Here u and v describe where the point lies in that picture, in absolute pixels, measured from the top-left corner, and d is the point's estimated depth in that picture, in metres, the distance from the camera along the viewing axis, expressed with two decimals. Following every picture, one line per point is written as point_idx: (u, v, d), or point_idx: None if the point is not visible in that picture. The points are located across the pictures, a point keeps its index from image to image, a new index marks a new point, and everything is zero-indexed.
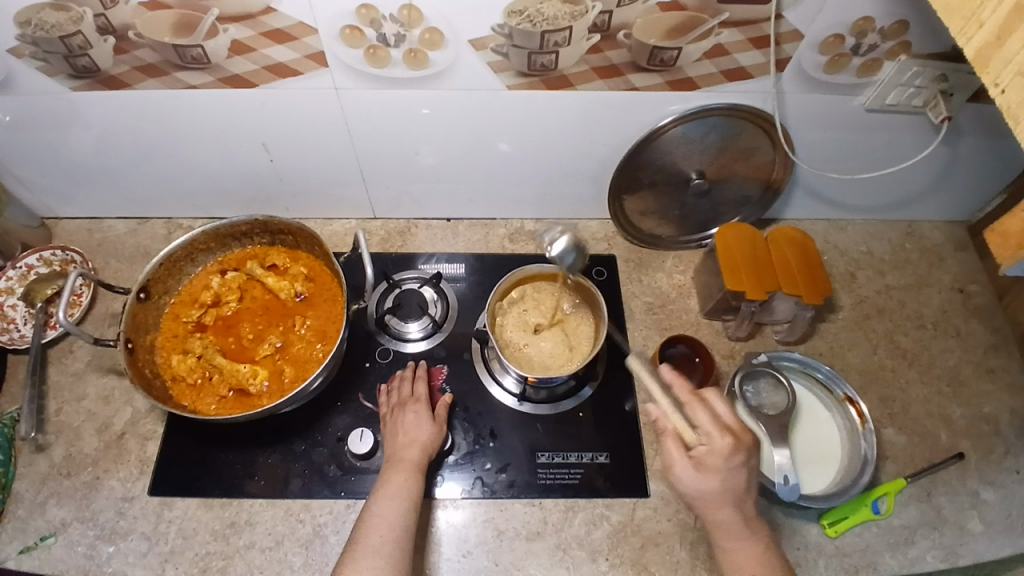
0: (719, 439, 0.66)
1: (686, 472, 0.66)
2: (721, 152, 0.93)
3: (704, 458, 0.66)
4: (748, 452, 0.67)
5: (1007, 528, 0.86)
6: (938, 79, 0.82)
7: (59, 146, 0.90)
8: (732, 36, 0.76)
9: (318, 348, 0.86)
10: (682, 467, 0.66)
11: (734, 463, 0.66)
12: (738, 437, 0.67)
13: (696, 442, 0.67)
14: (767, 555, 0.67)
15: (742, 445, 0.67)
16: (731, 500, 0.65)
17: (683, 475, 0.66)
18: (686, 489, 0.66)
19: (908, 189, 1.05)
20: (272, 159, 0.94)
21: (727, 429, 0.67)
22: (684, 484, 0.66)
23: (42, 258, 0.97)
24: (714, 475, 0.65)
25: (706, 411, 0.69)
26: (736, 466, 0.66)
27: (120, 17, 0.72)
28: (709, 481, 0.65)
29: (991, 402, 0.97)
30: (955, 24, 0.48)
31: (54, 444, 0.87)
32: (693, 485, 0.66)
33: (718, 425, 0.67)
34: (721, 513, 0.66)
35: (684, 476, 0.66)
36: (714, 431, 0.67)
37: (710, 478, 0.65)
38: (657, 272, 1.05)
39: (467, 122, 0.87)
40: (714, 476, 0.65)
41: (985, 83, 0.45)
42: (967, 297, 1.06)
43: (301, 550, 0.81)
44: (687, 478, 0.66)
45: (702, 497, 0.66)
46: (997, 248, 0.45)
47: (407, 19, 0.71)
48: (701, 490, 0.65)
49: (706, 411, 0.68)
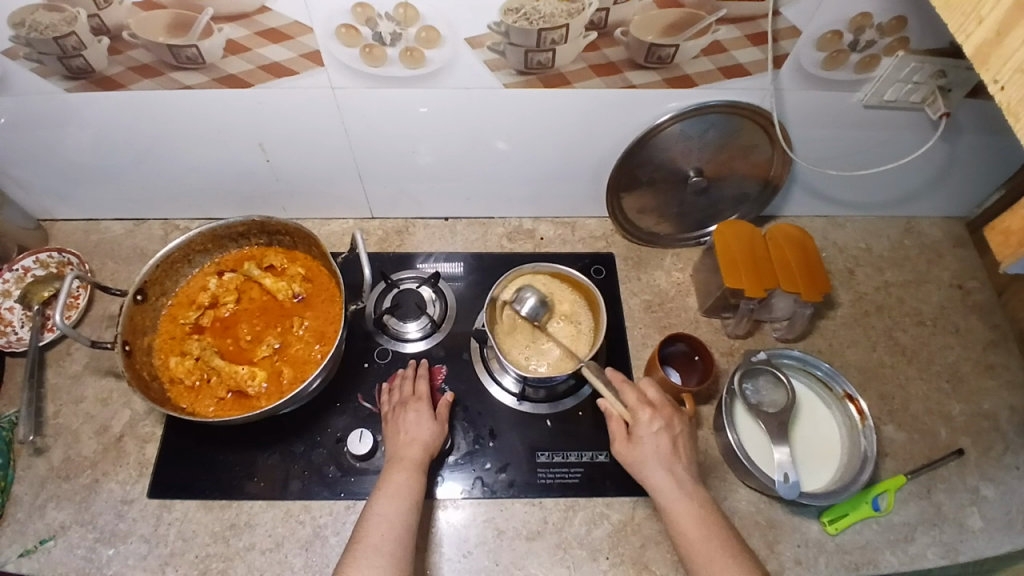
0: (640, 409, 0.75)
1: (623, 448, 0.74)
2: (719, 149, 0.93)
3: (634, 430, 0.74)
4: (672, 421, 0.75)
5: (1007, 524, 0.86)
6: (937, 75, 0.82)
7: (55, 148, 0.90)
8: (729, 32, 0.75)
9: (317, 349, 0.86)
10: (620, 445, 0.75)
11: (657, 429, 0.74)
12: (657, 408, 0.75)
13: (626, 420, 0.76)
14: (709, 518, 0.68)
15: (663, 415, 0.75)
16: (660, 463, 0.72)
17: (620, 452, 0.74)
18: (626, 463, 0.74)
19: (907, 185, 1.05)
20: (269, 159, 0.93)
21: (649, 403, 0.76)
22: (622, 457, 0.74)
23: (39, 260, 0.97)
24: (641, 442, 0.73)
25: (631, 389, 0.78)
26: (658, 430, 0.73)
27: (115, 16, 0.71)
28: (637, 448, 0.73)
29: (991, 398, 0.97)
30: (955, 20, 0.48)
31: (53, 447, 0.87)
32: (629, 457, 0.73)
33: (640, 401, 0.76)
34: (656, 477, 0.71)
35: (622, 451, 0.74)
36: (635, 404, 0.76)
37: (638, 445, 0.73)
38: (656, 270, 1.05)
39: (463, 122, 0.87)
40: (641, 443, 0.73)
41: (985, 80, 0.45)
42: (966, 293, 1.06)
43: (301, 551, 0.81)
44: (625, 453, 0.74)
45: (638, 467, 0.72)
46: (998, 246, 0.45)
47: (404, 18, 0.71)
48: (636, 459, 0.73)
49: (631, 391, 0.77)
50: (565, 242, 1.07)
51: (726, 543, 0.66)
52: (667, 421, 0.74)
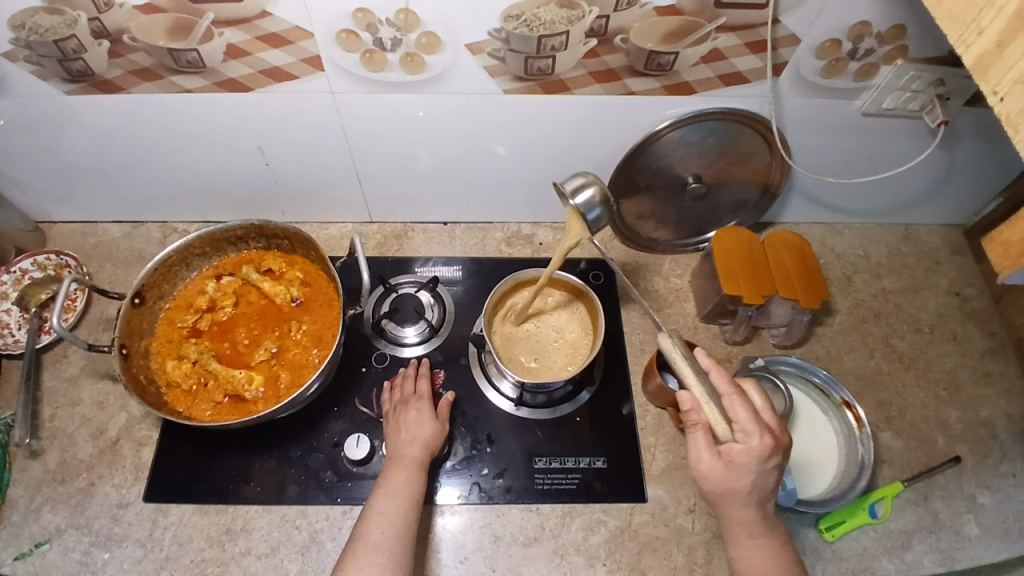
0: (759, 439, 0.64)
1: (713, 470, 0.65)
2: (718, 156, 0.93)
3: (735, 457, 0.64)
4: (781, 454, 0.66)
5: (1004, 532, 0.87)
6: (935, 83, 0.82)
7: (54, 150, 0.90)
8: (729, 40, 0.76)
9: (315, 354, 0.86)
10: (709, 465, 0.65)
11: (768, 463, 0.65)
12: (774, 438, 0.65)
13: (730, 438, 0.65)
14: (779, 553, 0.67)
15: (778, 448, 0.65)
16: (752, 500, 0.65)
17: (706, 471, 0.66)
18: (712, 489, 0.66)
19: (906, 192, 1.05)
20: (268, 162, 0.93)
21: (764, 428, 0.65)
22: (712, 479, 0.65)
23: (36, 262, 0.97)
24: (745, 476, 0.64)
25: (743, 404, 0.66)
26: (767, 466, 0.65)
27: (115, 20, 0.71)
28: (737, 481, 0.64)
29: (988, 406, 0.97)
30: (954, 31, 0.48)
31: (48, 450, 0.87)
32: (723, 486, 0.65)
33: (757, 423, 0.65)
34: (741, 511, 0.66)
35: (711, 472, 0.65)
36: (752, 427, 0.65)
37: (737, 477, 0.64)
38: (654, 276, 1.05)
39: (463, 127, 0.87)
40: (744, 476, 0.64)
41: (985, 91, 0.45)
42: (963, 301, 1.06)
43: (298, 556, 0.80)
44: (713, 475, 0.65)
45: (721, 494, 0.66)
46: (996, 257, 0.44)
47: (404, 23, 0.71)
48: (723, 490, 0.65)
49: (745, 404, 0.66)
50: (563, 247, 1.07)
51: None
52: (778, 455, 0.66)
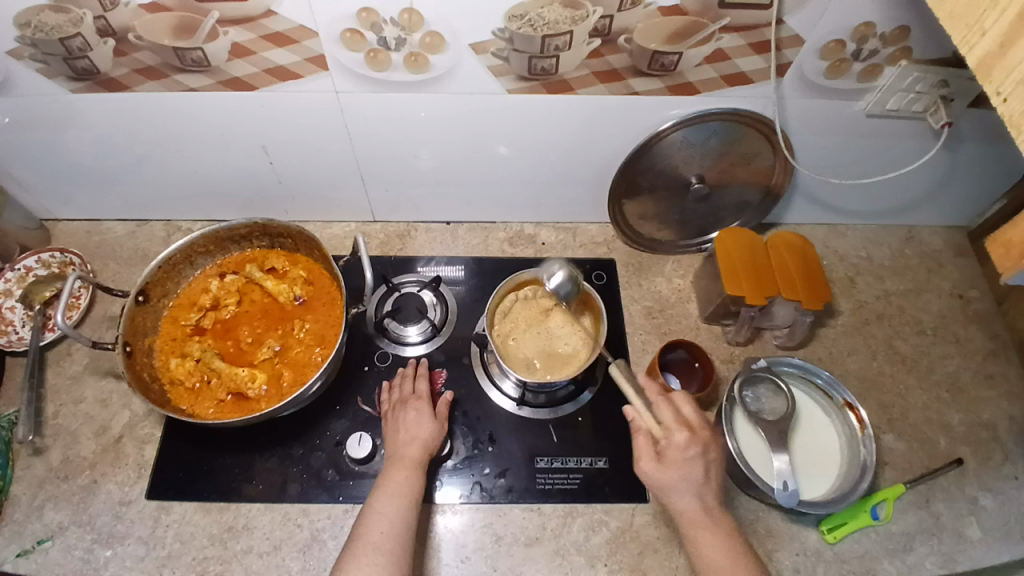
0: (679, 432, 0.72)
1: (652, 467, 0.71)
2: (721, 157, 0.93)
3: (666, 450, 0.71)
4: (707, 448, 0.72)
5: (1006, 534, 0.86)
6: (939, 85, 0.82)
7: (58, 148, 0.90)
8: (732, 41, 0.76)
9: (317, 352, 0.86)
10: (649, 464, 0.71)
11: (695, 455, 0.71)
12: (695, 432, 0.72)
13: (658, 436, 0.73)
14: (738, 550, 0.68)
15: (705, 443, 0.72)
16: (690, 490, 0.69)
17: (648, 471, 0.71)
18: (651, 485, 0.71)
19: (909, 193, 1.05)
20: (271, 161, 0.94)
21: (685, 425, 0.73)
22: (652, 477, 0.70)
23: (41, 260, 0.97)
24: (674, 466, 0.70)
25: (668, 407, 0.75)
26: (695, 457, 0.70)
27: (120, 19, 0.71)
28: (669, 474, 0.70)
29: (990, 408, 0.96)
30: (957, 32, 0.48)
31: (52, 448, 0.87)
32: (659, 479, 0.70)
33: (677, 421, 0.73)
34: (684, 504, 0.69)
35: (651, 470, 0.70)
36: (671, 424, 0.73)
37: (671, 468, 0.70)
38: (657, 276, 1.05)
39: (466, 127, 0.87)
40: (674, 468, 0.70)
41: (988, 91, 0.45)
42: (966, 303, 1.06)
43: (299, 554, 0.80)
44: (653, 473, 0.70)
45: (664, 491, 0.70)
46: (999, 258, 0.44)
47: (408, 23, 0.71)
48: (661, 484, 0.70)
49: (668, 407, 0.75)
50: (566, 248, 1.07)
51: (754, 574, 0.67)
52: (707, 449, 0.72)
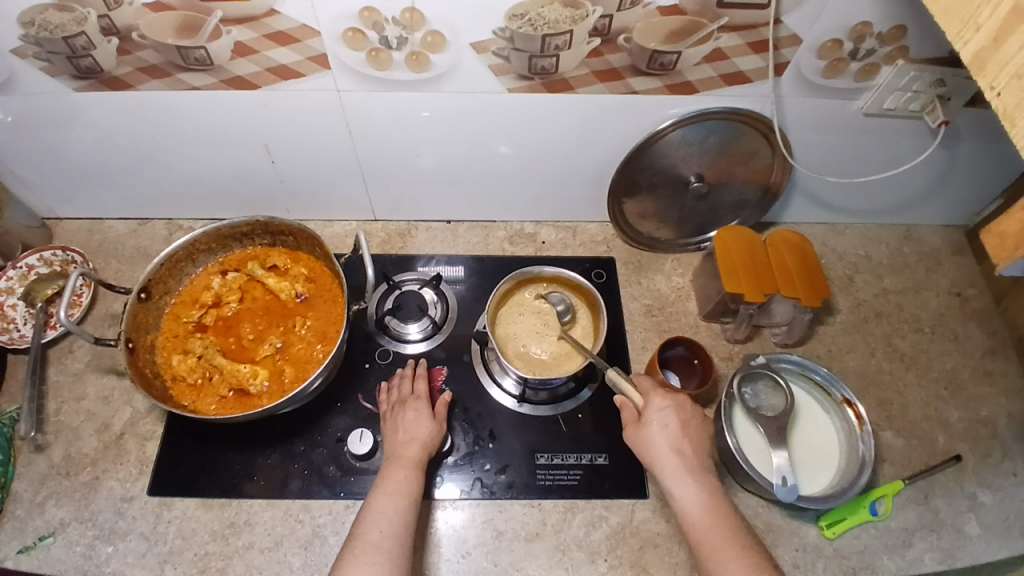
0: (654, 393, 0.76)
1: (633, 431, 0.76)
2: (720, 155, 0.94)
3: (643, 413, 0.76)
4: (684, 404, 0.75)
5: (1005, 531, 0.87)
6: (936, 84, 0.83)
7: (61, 147, 0.91)
8: (731, 40, 0.76)
9: (319, 349, 0.87)
10: (631, 428, 0.76)
11: (668, 412, 0.75)
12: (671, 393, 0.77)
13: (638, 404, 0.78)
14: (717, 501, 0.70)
15: (680, 401, 0.76)
16: (668, 444, 0.73)
17: (632, 434, 0.76)
18: (636, 446, 0.75)
19: (907, 192, 1.06)
20: (273, 160, 0.94)
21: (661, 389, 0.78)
22: (632, 438, 0.75)
23: (42, 258, 0.97)
24: (652, 421, 0.74)
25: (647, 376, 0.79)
26: (668, 414, 0.74)
27: (124, 18, 0.72)
28: (647, 432, 0.74)
29: (989, 405, 0.97)
30: (952, 27, 0.48)
31: (54, 444, 0.87)
32: (641, 437, 0.74)
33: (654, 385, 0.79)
34: (663, 459, 0.72)
35: (632, 433, 0.75)
36: (646, 387, 0.78)
37: (646, 427, 0.74)
38: (656, 275, 1.06)
39: (468, 127, 0.88)
40: (652, 422, 0.74)
41: (982, 86, 0.46)
42: (964, 300, 1.07)
43: (300, 550, 0.81)
44: (634, 435, 0.75)
45: (646, 449, 0.74)
46: (993, 249, 0.45)
47: (409, 22, 0.72)
48: (644, 442, 0.74)
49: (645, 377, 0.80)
50: (566, 246, 1.08)
51: (733, 525, 0.67)
52: (682, 407, 0.75)
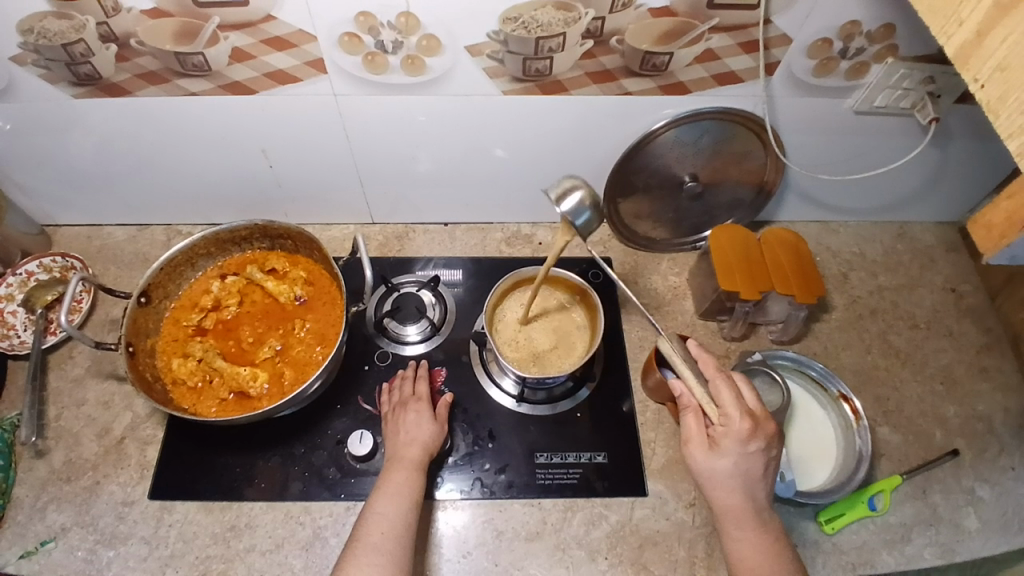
0: (738, 422, 0.69)
1: (700, 453, 0.70)
2: (714, 155, 0.95)
3: (720, 442, 0.69)
4: (768, 442, 0.69)
5: (1002, 525, 0.87)
6: (926, 81, 0.84)
7: (59, 153, 0.91)
8: (722, 41, 0.77)
9: (318, 351, 0.87)
10: (697, 449, 0.70)
11: (750, 448, 0.68)
12: (758, 423, 0.69)
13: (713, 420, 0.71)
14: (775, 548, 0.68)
15: (758, 434, 0.69)
16: (740, 484, 0.68)
17: (698, 454, 0.70)
18: (699, 473, 0.70)
19: (900, 190, 1.07)
20: (271, 165, 0.95)
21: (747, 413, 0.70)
22: (696, 462, 0.70)
23: (41, 265, 0.98)
24: (731, 459, 0.68)
25: (729, 391, 0.71)
26: (750, 450, 0.68)
27: (122, 25, 0.73)
28: (719, 464, 0.69)
29: (985, 401, 0.98)
30: (936, 23, 0.49)
31: (54, 450, 0.87)
32: (706, 468, 0.69)
33: (741, 408, 0.70)
34: (727, 498, 0.69)
35: (698, 456, 0.70)
36: (733, 411, 0.69)
37: (720, 459, 0.69)
38: (653, 274, 1.06)
39: (464, 130, 0.89)
40: (726, 458, 0.68)
41: (965, 80, 0.47)
42: (959, 297, 1.08)
43: (302, 552, 0.81)
44: (700, 459, 0.70)
45: (713, 479, 0.69)
46: (981, 239, 0.46)
47: (405, 26, 0.73)
48: (708, 472, 0.69)
49: (728, 389, 0.71)
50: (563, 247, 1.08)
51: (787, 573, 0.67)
52: (759, 441, 0.69)
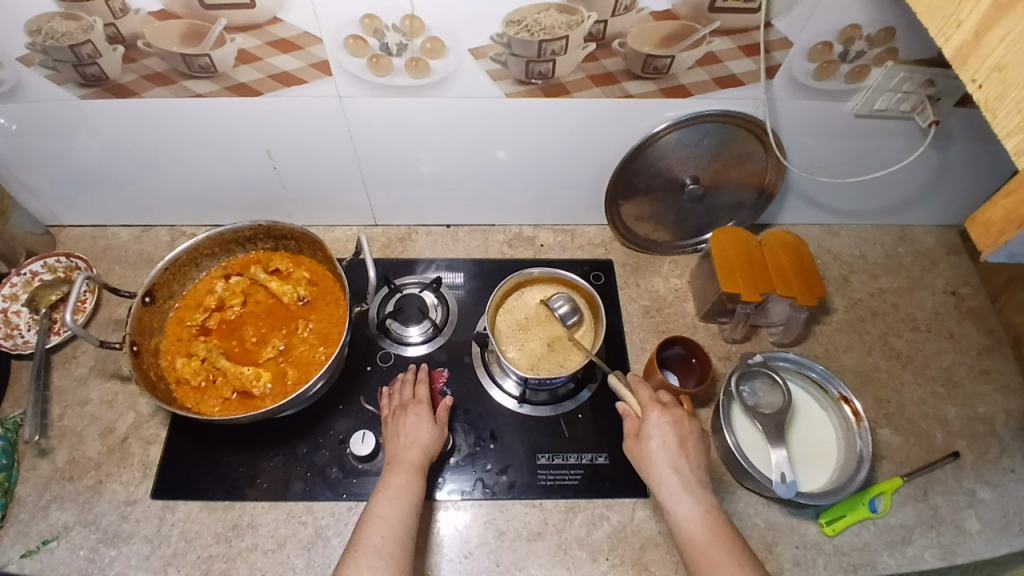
0: (651, 407, 0.77)
1: (632, 445, 0.76)
2: (715, 158, 0.95)
3: (643, 428, 0.76)
4: (681, 420, 0.76)
5: (1004, 527, 0.87)
6: (926, 84, 0.85)
7: (64, 154, 0.92)
8: (723, 44, 0.78)
9: (321, 351, 0.87)
10: (631, 443, 0.76)
11: (666, 427, 0.75)
12: (669, 408, 0.77)
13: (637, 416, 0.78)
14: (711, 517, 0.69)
15: (674, 416, 0.76)
16: (665, 459, 0.73)
17: (632, 447, 0.76)
18: (635, 461, 0.75)
19: (900, 193, 1.07)
20: (275, 166, 0.96)
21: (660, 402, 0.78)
22: (631, 453, 0.76)
23: (46, 265, 0.99)
24: (652, 436, 0.74)
25: (644, 388, 0.80)
26: (665, 428, 0.75)
27: (130, 26, 0.73)
28: (645, 446, 0.74)
29: (986, 402, 0.98)
30: (935, 25, 0.50)
31: (57, 448, 0.88)
32: (637, 452, 0.75)
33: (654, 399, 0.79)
34: (661, 473, 0.72)
35: (632, 448, 0.76)
36: (647, 401, 0.78)
37: (645, 442, 0.74)
38: (654, 276, 1.07)
39: (467, 132, 0.90)
40: (650, 440, 0.74)
41: (964, 80, 0.47)
42: (959, 299, 1.08)
43: (304, 552, 0.81)
44: (634, 450, 0.75)
45: (645, 462, 0.74)
46: (979, 237, 0.46)
47: (409, 29, 0.74)
48: (640, 457, 0.74)
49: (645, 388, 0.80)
50: (565, 249, 1.09)
51: (729, 541, 0.67)
52: (677, 421, 0.76)
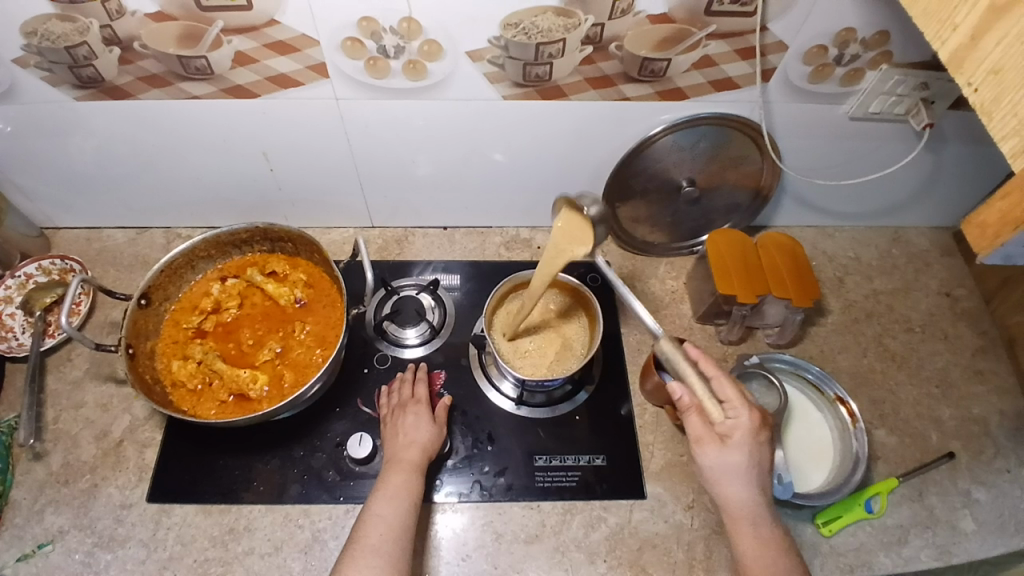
0: (744, 415, 0.70)
1: (711, 450, 0.70)
2: (711, 160, 0.96)
3: (731, 437, 0.69)
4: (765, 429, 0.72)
5: (998, 527, 0.88)
6: (920, 87, 0.85)
7: (60, 156, 0.92)
8: (719, 47, 0.78)
9: (318, 353, 0.87)
10: (709, 446, 0.70)
11: (754, 439, 0.70)
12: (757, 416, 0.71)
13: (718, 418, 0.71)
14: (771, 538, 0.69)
15: (762, 425, 0.71)
16: (749, 478, 0.69)
17: (711, 450, 0.70)
18: (708, 467, 0.70)
19: (894, 195, 1.08)
20: (272, 168, 0.95)
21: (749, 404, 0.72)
22: (709, 459, 0.69)
23: (41, 267, 0.98)
24: (735, 452, 0.69)
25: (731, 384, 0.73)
26: (755, 442, 0.70)
27: (126, 28, 0.73)
28: (733, 457, 0.69)
29: (981, 403, 0.99)
30: (931, 29, 0.50)
31: (52, 452, 0.87)
32: (708, 465, 0.69)
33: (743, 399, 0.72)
34: (731, 495, 0.69)
35: (711, 454, 0.69)
36: (739, 404, 0.71)
37: (731, 453, 0.69)
38: (651, 278, 1.07)
39: (464, 134, 0.90)
40: (737, 453, 0.69)
41: (960, 82, 0.48)
42: (954, 300, 1.09)
43: (301, 555, 0.81)
44: (712, 456, 0.69)
45: (726, 474, 0.69)
46: (975, 239, 0.46)
47: (407, 31, 0.74)
48: (710, 470, 0.70)
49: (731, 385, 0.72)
50: None
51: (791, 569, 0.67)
52: (762, 432, 0.71)
